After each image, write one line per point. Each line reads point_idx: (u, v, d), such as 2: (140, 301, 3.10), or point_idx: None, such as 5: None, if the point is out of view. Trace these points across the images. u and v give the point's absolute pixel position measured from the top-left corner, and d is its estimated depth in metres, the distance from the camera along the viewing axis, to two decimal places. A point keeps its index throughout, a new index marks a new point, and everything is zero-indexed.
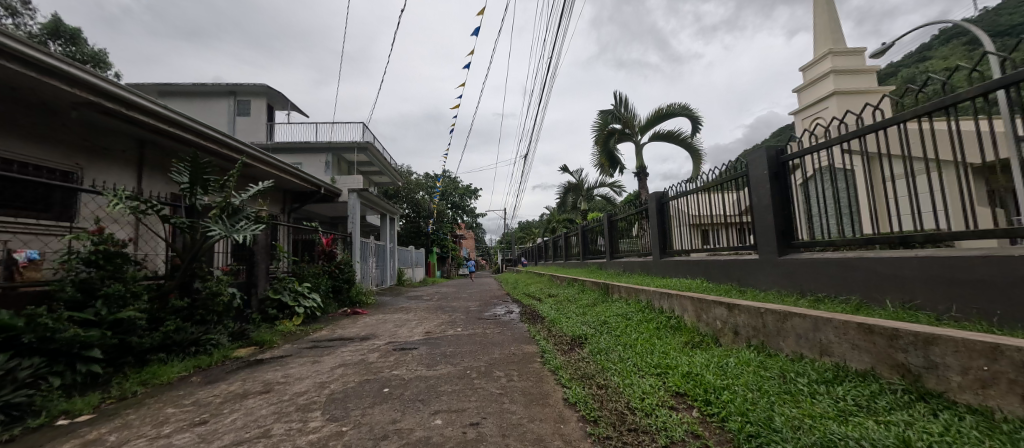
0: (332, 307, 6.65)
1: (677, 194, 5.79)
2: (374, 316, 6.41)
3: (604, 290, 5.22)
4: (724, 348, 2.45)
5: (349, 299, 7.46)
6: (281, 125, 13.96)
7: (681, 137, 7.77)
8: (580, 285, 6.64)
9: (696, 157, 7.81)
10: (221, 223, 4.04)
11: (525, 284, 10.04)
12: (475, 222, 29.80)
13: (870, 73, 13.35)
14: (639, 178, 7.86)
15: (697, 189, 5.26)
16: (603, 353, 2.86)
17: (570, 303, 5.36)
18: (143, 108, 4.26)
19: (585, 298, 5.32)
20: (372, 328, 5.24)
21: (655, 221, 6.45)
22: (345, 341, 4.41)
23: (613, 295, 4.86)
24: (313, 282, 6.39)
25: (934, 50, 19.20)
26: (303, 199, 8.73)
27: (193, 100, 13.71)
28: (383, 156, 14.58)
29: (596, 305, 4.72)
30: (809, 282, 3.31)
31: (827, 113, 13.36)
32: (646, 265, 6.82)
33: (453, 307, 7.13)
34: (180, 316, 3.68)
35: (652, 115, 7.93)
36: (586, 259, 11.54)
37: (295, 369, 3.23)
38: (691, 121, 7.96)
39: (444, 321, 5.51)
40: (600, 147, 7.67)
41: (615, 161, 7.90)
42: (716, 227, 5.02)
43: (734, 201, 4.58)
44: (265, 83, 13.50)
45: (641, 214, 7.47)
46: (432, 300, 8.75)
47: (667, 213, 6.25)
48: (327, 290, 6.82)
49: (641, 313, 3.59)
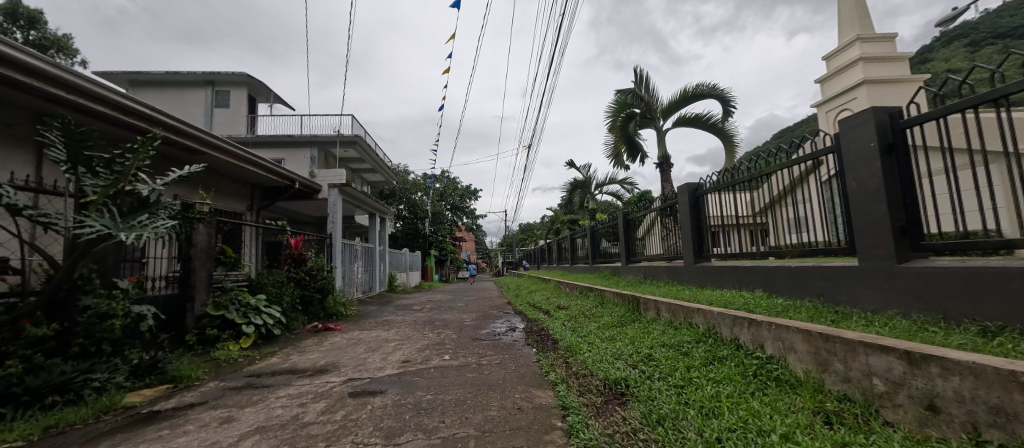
0: (299, 322, 5.52)
1: (720, 185, 4.67)
2: (348, 334, 5.28)
3: (633, 305, 4.08)
4: (909, 437, 1.33)
5: (323, 311, 6.32)
6: (262, 118, 12.87)
7: (712, 122, 6.66)
8: (596, 296, 5.49)
9: (729, 146, 6.71)
10: (109, 217, 2.85)
11: (528, 292, 8.89)
12: (475, 225, 28.73)
13: (901, 60, 12.35)
14: (663, 170, 6.75)
15: (750, 176, 4.15)
16: (669, 424, 1.73)
17: (590, 322, 4.20)
18: (27, 67, 3.12)
19: (608, 315, 4.20)
20: (337, 354, 4.11)
21: (688, 219, 5.32)
22: (290, 377, 3.26)
23: (646, 314, 3.72)
24: (276, 293, 5.28)
25: (955, 43, 18.29)
26: (274, 195, 7.71)
27: (166, 90, 12.59)
28: (373, 152, 13.48)
29: (626, 326, 3.59)
30: (963, 303, 2.20)
31: (857, 104, 12.34)
32: (675, 271, 5.68)
33: (445, 322, 5.99)
34: (41, 351, 2.57)
35: (677, 96, 6.84)
36: (595, 263, 10.42)
37: (184, 440, 2.09)
38: (722, 103, 6.85)
39: (430, 344, 4.36)
40: (617, 132, 6.57)
41: (635, 149, 6.77)
42: (779, 224, 3.92)
43: (811, 188, 3.49)
44: (245, 71, 12.42)
45: (667, 211, 6.34)
46: (423, 311, 7.60)
47: (703, 208, 5.13)
48: (295, 302, 5.68)
49: (704, 347, 2.47)
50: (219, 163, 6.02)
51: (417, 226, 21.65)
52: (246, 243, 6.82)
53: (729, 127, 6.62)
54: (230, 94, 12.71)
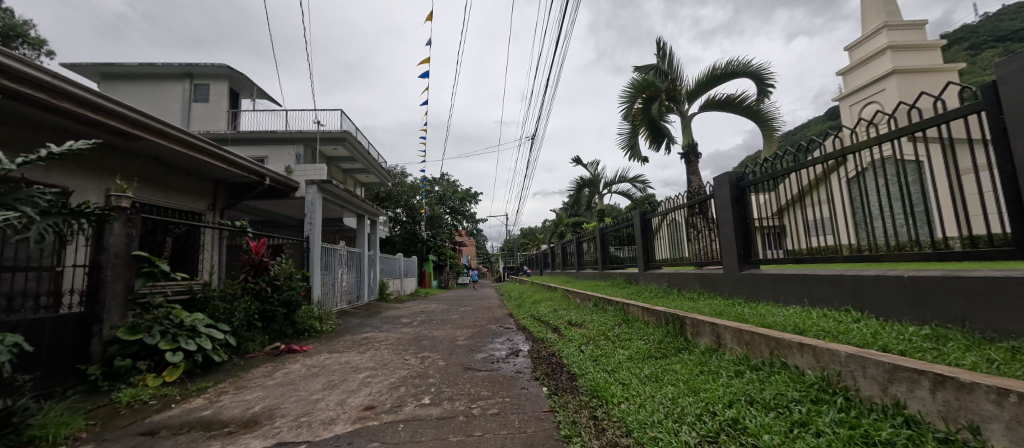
0: (254, 343, 4.54)
1: (776, 173, 3.71)
2: (312, 359, 4.28)
3: (671, 325, 3.10)
4: None
5: (291, 328, 5.34)
6: (244, 113, 11.94)
7: (746, 103, 5.71)
8: (617, 310, 4.51)
9: (767, 132, 5.74)
10: None
11: (533, 302, 7.88)
12: (475, 229, 27.74)
13: (931, 48, 11.65)
14: (689, 160, 5.81)
15: (826, 158, 3.18)
16: None
17: (616, 349, 3.21)
18: None
19: (639, 340, 3.22)
20: (284, 393, 3.11)
21: (727, 217, 4.35)
22: (195, 439, 2.28)
23: (695, 342, 2.74)
24: (224, 309, 4.31)
25: (973, 36, 17.72)
26: (241, 193, 6.76)
27: (140, 83, 11.71)
28: (364, 149, 12.58)
29: (671, 360, 2.61)
30: None
31: (886, 95, 11.54)
32: (711, 280, 4.67)
33: (434, 341, 4.99)
34: None
35: (704, 77, 5.87)
36: (606, 269, 9.41)
37: None
38: (757, 83, 5.91)
39: (408, 377, 3.35)
40: (637, 116, 5.59)
41: (658, 136, 5.79)
42: (871, 217, 2.95)
43: (926, 168, 2.53)
44: (225, 63, 11.51)
45: (696, 208, 5.38)
46: (411, 325, 6.59)
47: (747, 204, 4.17)
48: (254, 319, 4.71)
49: (839, 417, 1.47)
50: (165, 152, 5.11)
51: (415, 229, 20.69)
52: (205, 247, 6.02)
53: (767, 110, 5.65)
54: (209, 88, 11.81)
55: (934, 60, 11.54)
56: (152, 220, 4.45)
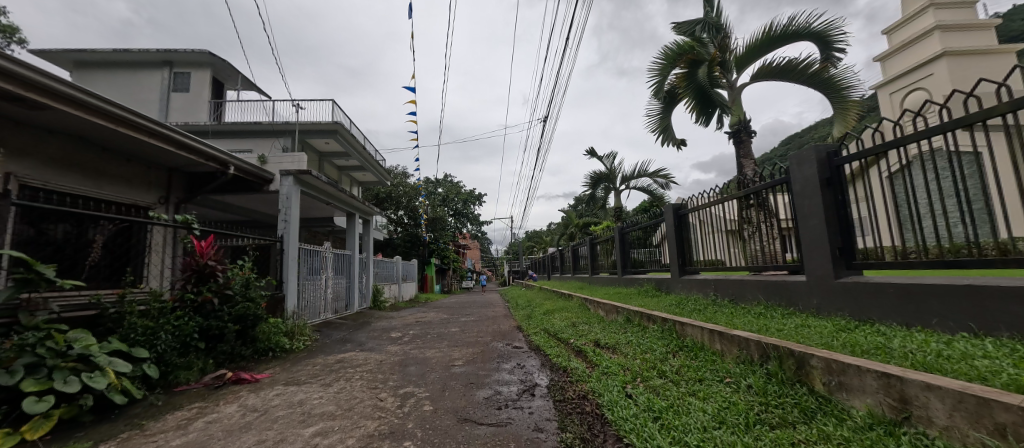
0: (191, 371, 3.50)
1: (896, 142, 2.58)
2: (260, 394, 3.20)
3: (773, 361, 2.01)
4: None
5: (247, 348, 4.27)
6: (229, 104, 11.00)
7: (810, 69, 4.64)
8: (662, 329, 3.42)
9: (837, 103, 4.71)
10: None
11: (545, 312, 6.79)
12: (479, 232, 26.68)
13: (982, 29, 10.51)
14: (739, 139, 4.72)
15: (1006, 107, 2.07)
16: None
17: (687, 399, 2.10)
18: None
19: (720, 387, 2.11)
20: None
21: (813, 207, 3.22)
22: None
23: (841, 402, 1.64)
24: (144, 329, 3.25)
25: (1009, 22, 16.53)
26: (200, 185, 5.76)
27: (117, 72, 10.83)
28: (358, 143, 11.61)
29: (807, 438, 1.49)
30: None
31: (935, 80, 10.36)
32: (787, 291, 3.54)
33: (425, 367, 3.90)
34: None
35: (757, 39, 4.80)
36: (625, 274, 8.29)
37: None
38: (822, 47, 4.82)
39: (374, 437, 2.25)
40: (680, 82, 4.51)
41: (703, 108, 4.70)
42: None
43: None
44: (206, 50, 10.57)
45: (753, 199, 4.27)
46: (400, 341, 5.50)
47: (843, 187, 3.06)
48: (193, 340, 3.66)
49: None
50: (90, 128, 4.07)
51: (415, 232, 19.64)
52: (154, 249, 5.00)
53: (840, 76, 4.59)
54: (190, 76, 10.87)
55: (987, 41, 10.40)
56: (55, 208, 3.45)
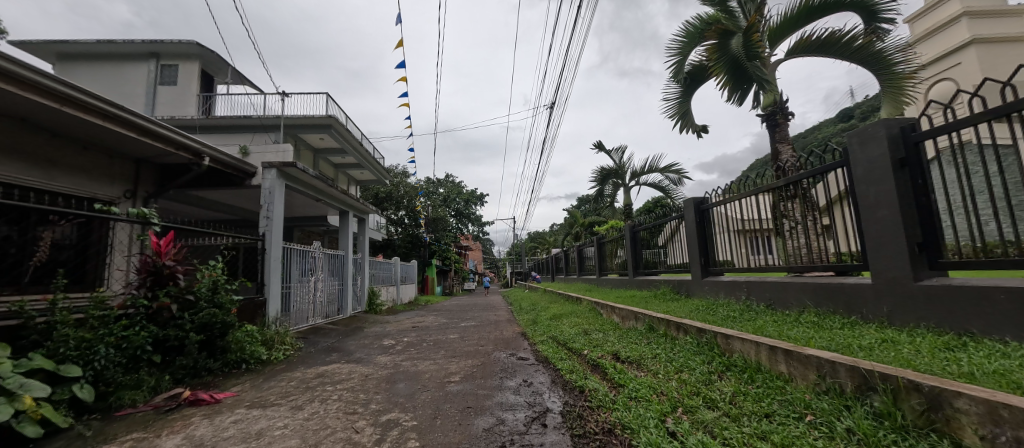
0: (138, 391, 2.96)
1: (1007, 108, 2.03)
2: (215, 421, 2.66)
3: (883, 397, 1.47)
4: None
5: (212, 361, 3.72)
6: (218, 98, 10.53)
7: (854, 42, 4.09)
8: (697, 342, 2.86)
9: (885, 81, 4.16)
10: None
11: (551, 318, 6.22)
12: (481, 233, 26.14)
13: (1013, 15, 9.90)
14: (774, 122, 4.18)
15: None
16: None
17: (757, 445, 1.53)
18: None
19: (805, 430, 1.54)
20: None
21: (883, 194, 2.66)
22: None
23: None
24: (80, 342, 2.72)
25: None
26: (174, 177, 5.26)
27: (102, 65, 10.37)
28: (354, 139, 11.10)
29: None
30: None
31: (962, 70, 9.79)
32: (844, 295, 2.97)
33: (415, 384, 3.34)
34: None
35: (792, 11, 4.25)
36: (636, 276, 7.73)
37: None
38: (867, 17, 4.26)
39: None
40: (711, 55, 3.97)
41: (738, 85, 4.13)
42: None
43: None
44: (194, 40, 10.09)
45: (794, 188, 3.70)
46: (391, 351, 4.95)
47: (923, 170, 2.50)
48: (143, 352, 3.13)
49: None
50: (38, 110, 3.53)
51: (415, 232, 19.13)
52: (115, 249, 4.47)
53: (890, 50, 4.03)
54: (177, 69, 10.40)
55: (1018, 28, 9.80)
56: (4, 205, 2.94)
